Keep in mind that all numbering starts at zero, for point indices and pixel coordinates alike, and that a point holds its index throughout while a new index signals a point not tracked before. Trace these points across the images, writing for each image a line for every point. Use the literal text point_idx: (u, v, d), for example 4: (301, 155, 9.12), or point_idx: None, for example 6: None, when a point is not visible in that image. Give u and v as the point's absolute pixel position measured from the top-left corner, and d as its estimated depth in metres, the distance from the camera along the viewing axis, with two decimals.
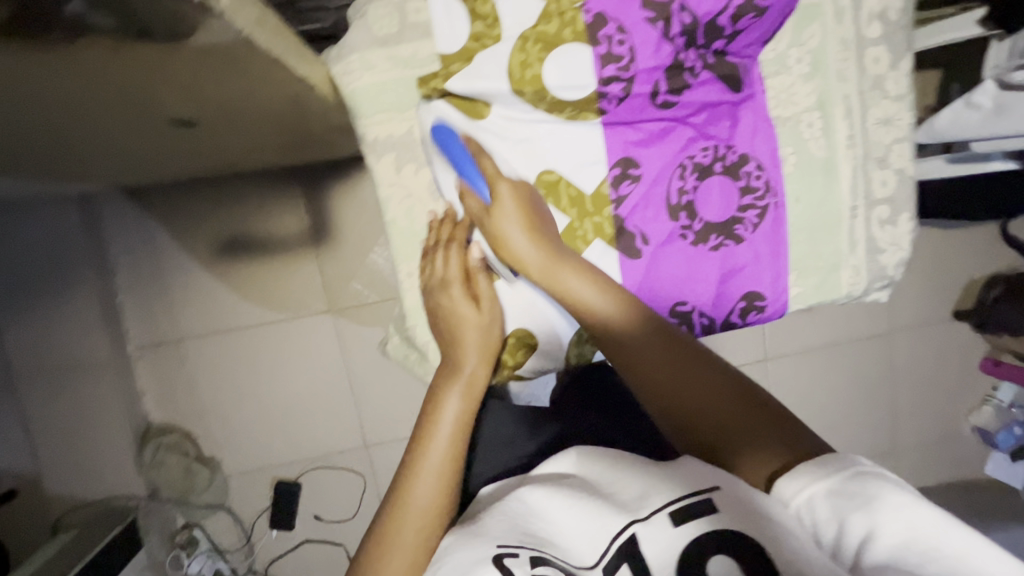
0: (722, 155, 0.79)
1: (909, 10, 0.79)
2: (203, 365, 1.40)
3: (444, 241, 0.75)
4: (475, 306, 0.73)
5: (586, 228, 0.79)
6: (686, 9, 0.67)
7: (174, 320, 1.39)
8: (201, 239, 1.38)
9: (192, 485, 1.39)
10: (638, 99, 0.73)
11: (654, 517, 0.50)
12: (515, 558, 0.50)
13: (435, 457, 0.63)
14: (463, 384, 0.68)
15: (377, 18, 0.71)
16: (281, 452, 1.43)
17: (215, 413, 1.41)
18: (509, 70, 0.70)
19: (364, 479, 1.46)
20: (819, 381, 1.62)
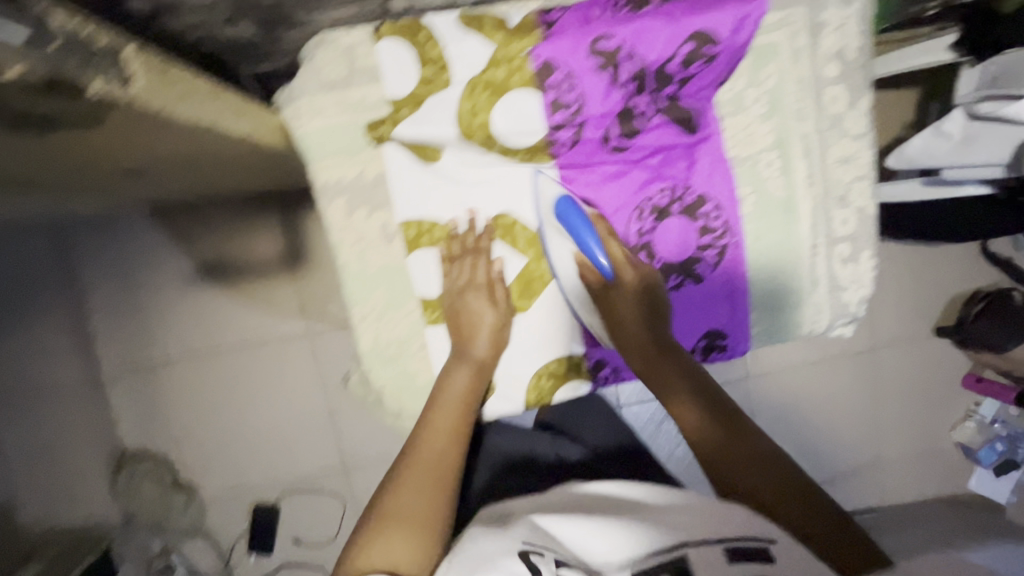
0: (680, 196, 0.78)
1: (866, 48, 0.79)
2: (177, 390, 1.37)
3: (473, 249, 0.76)
4: (493, 306, 0.76)
5: (543, 269, 0.79)
6: (634, 57, 0.66)
7: (150, 345, 1.36)
8: (178, 263, 1.35)
9: (168, 511, 1.37)
10: (590, 144, 0.73)
11: (702, 545, 0.48)
12: (541, 556, 0.49)
13: (446, 419, 0.66)
14: (473, 366, 0.73)
15: (325, 63, 0.70)
16: (257, 476, 1.40)
17: (190, 438, 1.38)
18: (459, 117, 0.70)
19: (344, 502, 1.42)
20: (805, 399, 1.60)
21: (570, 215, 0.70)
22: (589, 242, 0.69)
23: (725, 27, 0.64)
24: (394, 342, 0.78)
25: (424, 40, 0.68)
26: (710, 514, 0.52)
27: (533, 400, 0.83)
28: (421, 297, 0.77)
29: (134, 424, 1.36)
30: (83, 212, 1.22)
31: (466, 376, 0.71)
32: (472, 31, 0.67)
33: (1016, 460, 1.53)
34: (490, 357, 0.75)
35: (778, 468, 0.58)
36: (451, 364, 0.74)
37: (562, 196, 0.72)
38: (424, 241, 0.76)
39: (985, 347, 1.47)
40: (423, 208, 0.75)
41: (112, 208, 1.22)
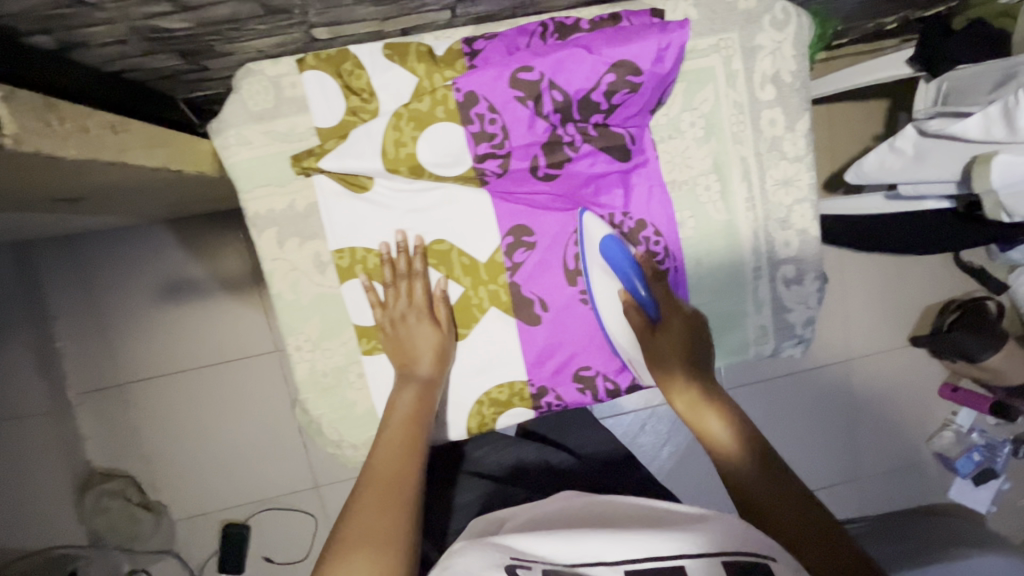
0: (619, 223, 0.78)
1: (802, 71, 0.79)
2: (145, 411, 1.35)
3: (404, 274, 0.74)
4: (437, 327, 0.74)
5: (481, 297, 0.78)
6: (555, 88, 0.66)
7: (118, 365, 1.34)
8: (145, 283, 1.33)
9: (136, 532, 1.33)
10: (519, 173, 0.73)
11: (702, 559, 0.45)
12: (527, 571, 0.45)
13: (394, 433, 0.62)
14: (419, 383, 0.70)
15: (251, 93, 0.69)
16: (226, 495, 1.39)
17: (160, 459, 1.36)
18: (383, 148, 0.69)
19: (316, 519, 1.41)
20: (782, 411, 1.58)
21: (618, 256, 0.74)
22: (634, 283, 0.74)
23: (647, 58, 0.65)
24: (330, 371, 0.77)
25: (349, 70, 0.68)
26: (707, 523, 0.49)
27: (475, 427, 0.82)
28: (356, 325, 0.76)
29: (104, 444, 1.34)
30: (45, 233, 1.20)
31: (411, 393, 0.69)
32: (396, 62, 0.68)
33: (993, 469, 1.57)
34: (434, 373, 0.72)
35: (778, 469, 0.55)
36: (399, 385, 0.70)
37: (608, 237, 0.74)
38: (357, 269, 0.75)
39: (959, 356, 1.49)
40: (355, 236, 0.74)
41: (74, 228, 1.21)
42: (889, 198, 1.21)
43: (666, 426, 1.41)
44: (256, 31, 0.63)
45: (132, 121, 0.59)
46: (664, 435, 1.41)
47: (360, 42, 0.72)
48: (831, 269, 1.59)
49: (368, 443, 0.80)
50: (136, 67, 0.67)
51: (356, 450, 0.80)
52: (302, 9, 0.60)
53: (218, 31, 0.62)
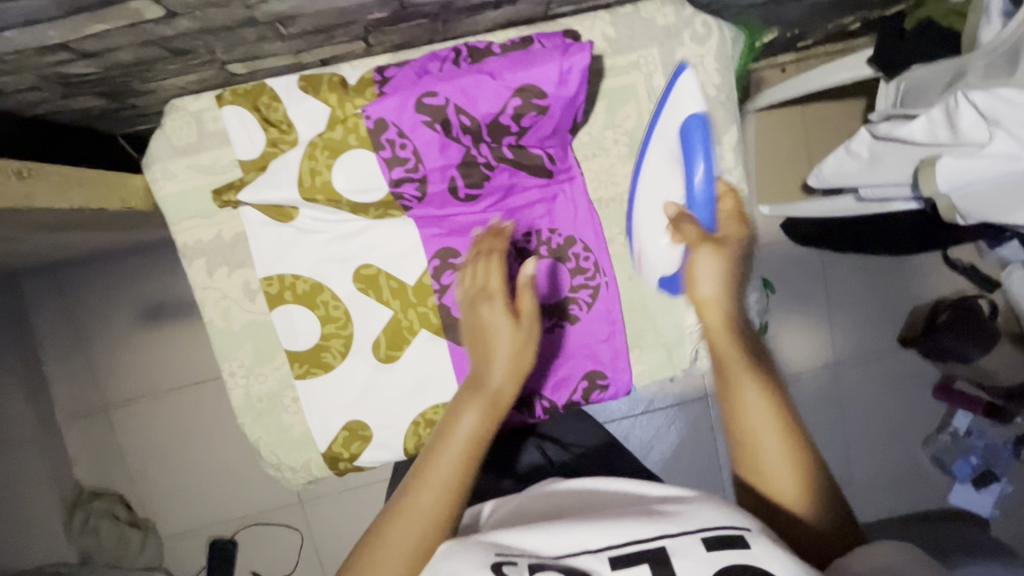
0: (547, 239, 0.78)
1: (726, 84, 0.78)
2: (131, 430, 1.38)
3: (484, 252, 0.70)
4: (516, 325, 0.60)
5: (411, 319, 0.78)
6: (462, 112, 0.66)
7: (104, 386, 1.37)
8: (127, 305, 1.36)
9: (125, 549, 1.36)
10: (437, 196, 0.73)
11: (682, 537, 0.40)
12: (514, 567, 0.40)
13: (443, 476, 0.48)
14: (486, 400, 0.53)
15: (175, 129, 0.72)
16: (213, 511, 1.41)
17: (147, 476, 1.39)
18: (299, 178, 0.70)
19: (302, 534, 1.43)
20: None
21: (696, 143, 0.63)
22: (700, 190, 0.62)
23: (549, 81, 0.64)
24: (265, 396, 0.79)
25: (266, 103, 0.70)
26: (689, 505, 0.44)
27: (412, 447, 0.81)
28: (288, 350, 0.78)
29: (93, 463, 1.37)
30: (26, 263, 1.24)
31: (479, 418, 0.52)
32: (310, 94, 0.69)
33: (993, 471, 1.48)
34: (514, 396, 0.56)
35: (816, 478, 0.48)
36: (458, 397, 0.54)
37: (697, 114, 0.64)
38: (286, 295, 0.76)
39: (950, 356, 1.44)
40: (282, 263, 0.75)
41: (53, 256, 1.24)
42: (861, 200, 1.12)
43: (647, 433, 1.40)
44: (169, 70, 0.66)
45: (44, 164, 0.62)
46: (647, 441, 1.40)
47: (279, 74, 0.73)
48: (812, 271, 1.56)
49: (307, 465, 0.81)
50: (62, 108, 0.70)
51: (295, 473, 0.81)
52: (207, 48, 0.62)
53: (130, 72, 0.64)
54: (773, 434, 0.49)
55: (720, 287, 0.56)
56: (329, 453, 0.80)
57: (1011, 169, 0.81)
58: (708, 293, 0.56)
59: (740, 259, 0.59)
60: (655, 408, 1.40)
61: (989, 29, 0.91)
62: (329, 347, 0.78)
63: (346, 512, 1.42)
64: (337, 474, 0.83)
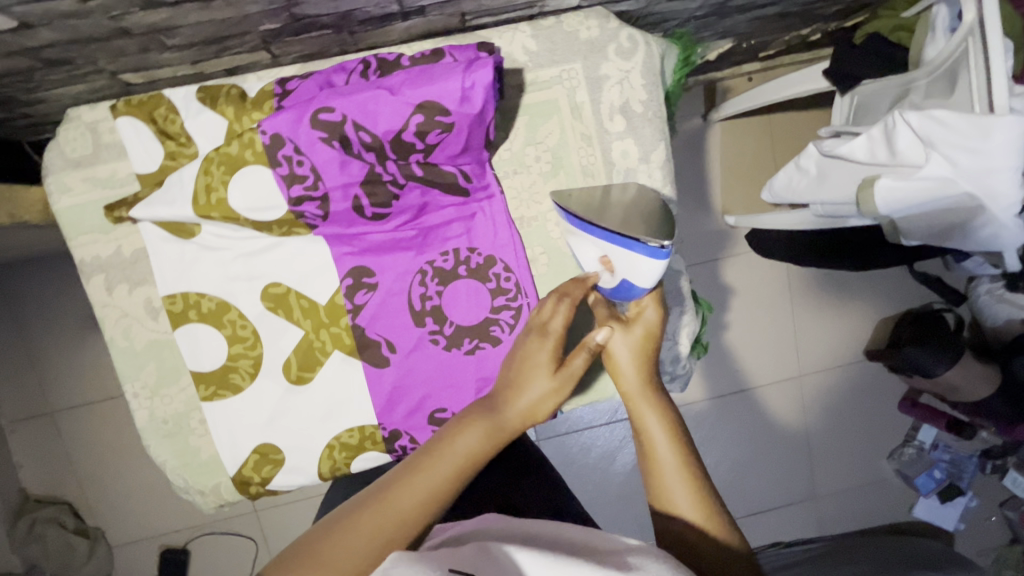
0: (465, 258, 0.75)
1: (653, 99, 0.76)
2: (77, 437, 1.34)
3: (558, 292, 0.63)
4: (553, 378, 0.58)
5: (323, 339, 0.76)
6: (361, 129, 0.62)
7: (49, 392, 1.33)
8: (68, 309, 1.32)
9: (70, 562, 1.31)
10: (342, 215, 0.69)
11: None
12: None
13: (430, 481, 0.49)
14: (492, 426, 0.54)
15: (69, 140, 0.68)
16: (167, 520, 1.38)
17: (95, 483, 1.35)
18: (193, 196, 0.66)
19: (257, 544, 1.40)
20: (725, 428, 1.51)
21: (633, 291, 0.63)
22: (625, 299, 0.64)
23: (451, 97, 0.61)
24: (171, 418, 0.76)
25: (162, 115, 0.67)
26: (642, 555, 0.43)
27: (327, 471, 0.78)
28: (192, 371, 0.74)
29: (39, 472, 1.33)
30: None
31: (478, 439, 0.53)
32: (207, 106, 0.66)
33: (959, 485, 1.47)
34: (520, 429, 0.56)
35: (719, 514, 0.49)
36: (469, 412, 0.56)
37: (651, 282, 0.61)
38: (191, 314, 0.73)
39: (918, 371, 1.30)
40: (186, 281, 0.72)
41: None
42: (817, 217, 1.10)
43: (609, 445, 1.36)
44: (54, 80, 0.63)
45: None
46: (612, 450, 1.36)
47: (180, 84, 0.70)
48: (779, 282, 1.52)
49: (216, 489, 0.78)
50: None
51: (204, 497, 0.78)
52: (87, 58, 0.59)
53: (10, 81, 0.61)
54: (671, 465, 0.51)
55: (636, 360, 0.58)
56: (238, 477, 0.77)
57: (949, 192, 0.79)
58: (620, 363, 0.58)
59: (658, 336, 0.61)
60: (618, 420, 1.36)
61: (934, 44, 0.89)
62: (237, 368, 0.75)
63: (300, 522, 1.40)
64: (249, 498, 0.79)
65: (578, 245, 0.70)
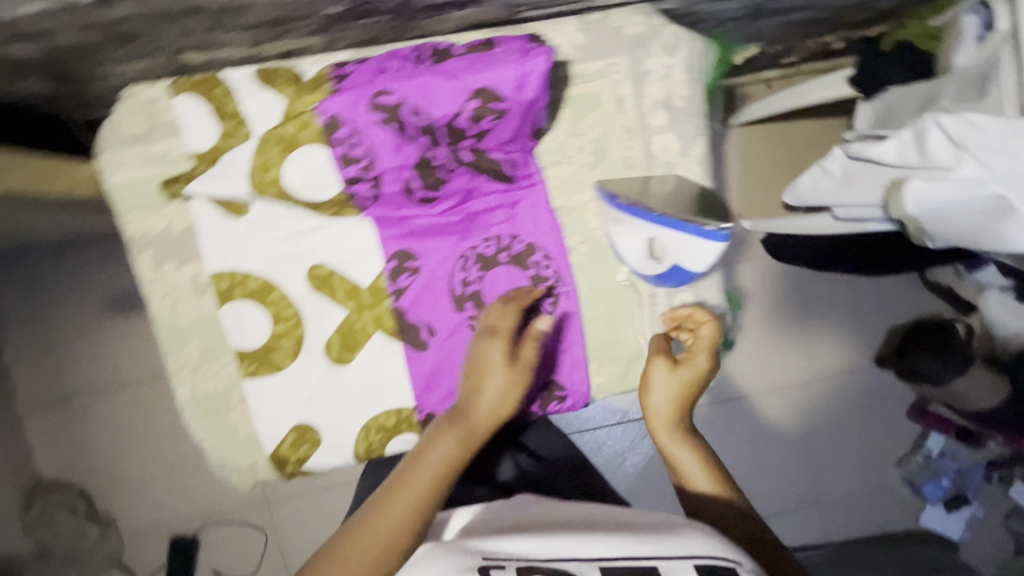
0: (507, 245, 0.77)
1: (694, 96, 0.78)
2: (76, 416, 1.05)
3: (506, 298, 0.74)
4: (508, 373, 0.63)
5: (364, 321, 0.77)
6: (418, 113, 0.65)
7: (49, 368, 1.05)
8: (78, 278, 1.06)
9: (76, 550, 1.03)
10: (392, 197, 0.72)
11: (672, 558, 0.43)
12: (500, 570, 0.43)
13: (415, 490, 0.50)
14: (462, 430, 0.57)
15: (126, 117, 0.70)
16: (174, 509, 1.08)
17: (93, 473, 1.06)
18: (249, 172, 0.69)
19: (265, 535, 1.09)
20: (736, 437, 1.33)
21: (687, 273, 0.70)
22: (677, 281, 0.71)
23: (507, 84, 0.63)
24: (211, 394, 0.77)
25: (220, 95, 0.68)
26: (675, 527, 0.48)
27: (362, 452, 0.79)
28: (236, 348, 0.76)
29: (32, 457, 1.04)
30: None
31: (451, 446, 0.55)
32: (268, 86, 0.68)
33: (969, 497, 1.23)
34: (488, 428, 0.59)
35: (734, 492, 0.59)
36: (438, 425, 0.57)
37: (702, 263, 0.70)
38: (236, 292, 0.74)
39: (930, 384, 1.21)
40: (233, 259, 0.73)
41: None
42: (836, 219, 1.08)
43: (622, 445, 1.36)
44: (119, 57, 0.64)
45: None
46: (622, 453, 1.36)
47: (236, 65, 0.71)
48: None
49: (253, 467, 0.79)
50: None
51: (241, 474, 0.79)
52: (156, 36, 0.61)
53: (77, 57, 0.62)
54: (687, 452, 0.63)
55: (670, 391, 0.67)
56: (276, 456, 0.78)
57: (976, 193, 0.79)
58: (656, 393, 0.68)
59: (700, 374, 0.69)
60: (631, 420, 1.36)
61: (965, 52, 0.89)
62: (279, 347, 0.76)
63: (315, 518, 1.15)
64: (283, 478, 0.80)
65: (617, 235, 0.72)
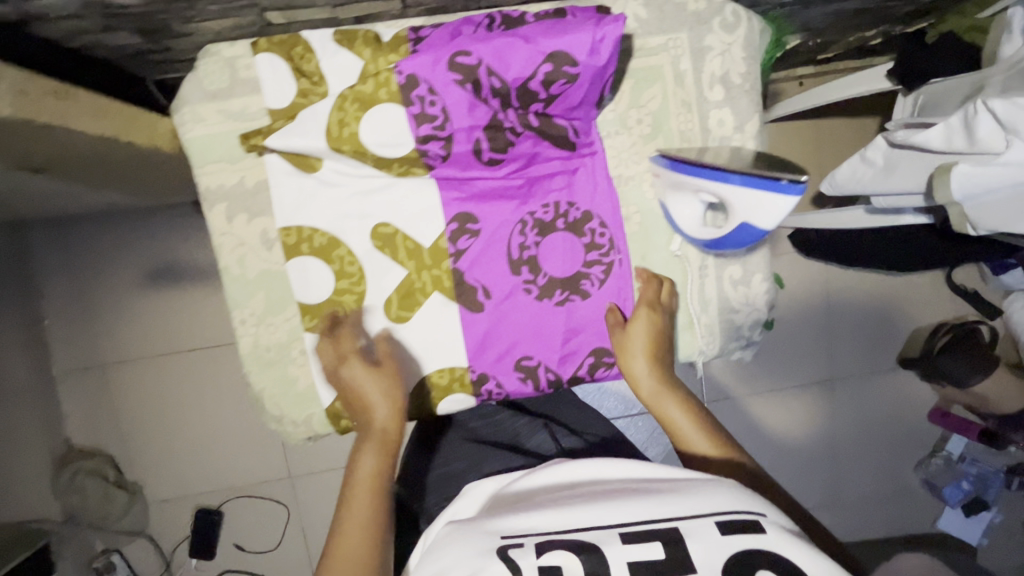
0: (564, 212, 0.79)
1: (751, 74, 0.80)
2: (165, 385, 1.37)
3: (330, 333, 0.76)
4: (379, 375, 0.72)
5: (424, 281, 0.79)
6: (493, 74, 0.67)
7: (122, 342, 1.36)
8: (131, 261, 1.35)
9: (109, 511, 1.33)
10: (461, 157, 0.74)
11: (696, 520, 0.48)
12: (520, 548, 0.47)
13: (361, 508, 0.61)
14: (376, 441, 0.67)
15: (207, 73, 0.72)
16: (244, 474, 1.39)
17: (183, 431, 1.38)
18: (328, 129, 0.72)
19: (288, 510, 1.41)
20: (744, 428, 1.50)
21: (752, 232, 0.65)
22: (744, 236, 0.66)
23: (582, 48, 0.65)
24: (273, 346, 0.79)
25: (299, 54, 0.70)
26: (698, 486, 0.52)
27: (415, 409, 0.82)
28: (300, 302, 0.78)
29: (85, 423, 1.35)
30: (38, 204, 1.12)
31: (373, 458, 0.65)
32: (344, 47, 0.70)
33: (984, 499, 1.44)
34: (395, 422, 0.70)
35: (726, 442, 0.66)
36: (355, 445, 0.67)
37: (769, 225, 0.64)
38: (303, 247, 0.77)
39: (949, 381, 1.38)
40: (303, 215, 0.76)
41: (64, 210, 1.23)
42: (871, 212, 1.13)
43: (642, 433, 1.38)
44: (209, 12, 0.67)
45: (80, 89, 0.63)
46: (641, 443, 1.38)
47: (314, 27, 0.74)
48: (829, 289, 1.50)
49: (308, 420, 0.81)
50: (98, 43, 0.69)
51: (297, 427, 0.81)
52: None
53: (171, 9, 0.65)
54: (688, 421, 0.68)
55: (648, 363, 0.74)
56: (332, 409, 0.80)
57: None
58: (639, 378, 0.73)
59: (656, 328, 0.77)
60: (637, 414, 1.38)
61: (1011, 43, 0.91)
62: (341, 303, 0.78)
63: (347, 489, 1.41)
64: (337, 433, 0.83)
65: (684, 202, 0.73)
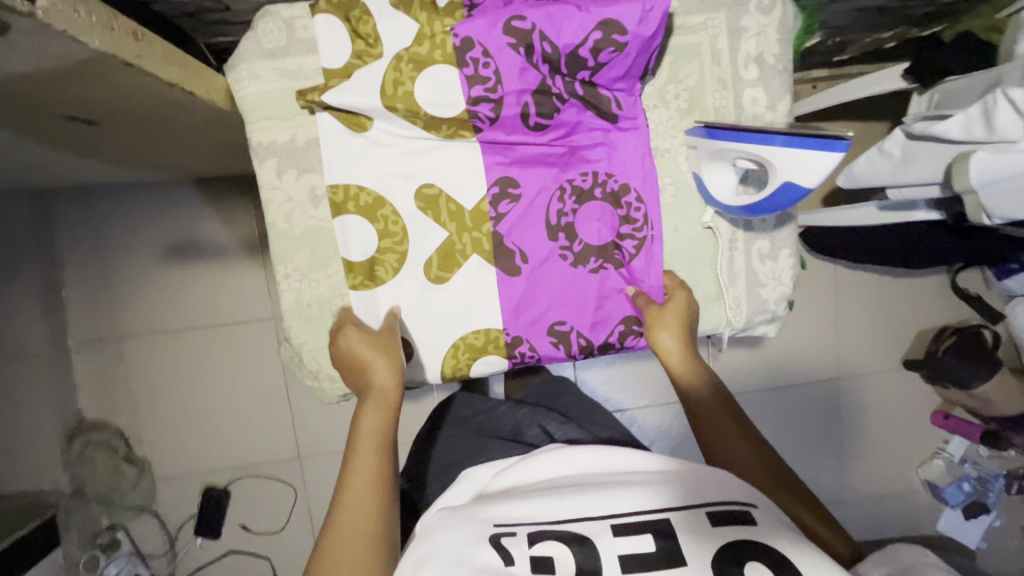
0: (602, 182, 0.82)
1: (784, 55, 0.83)
2: (177, 361, 1.35)
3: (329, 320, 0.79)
4: (378, 344, 0.76)
5: (465, 243, 0.81)
6: (546, 39, 0.70)
7: (134, 318, 1.33)
8: (147, 237, 1.32)
9: (118, 484, 1.33)
10: (509, 120, 0.77)
11: (688, 513, 0.57)
12: (512, 536, 0.56)
13: (366, 466, 0.66)
14: (375, 399, 0.72)
15: (266, 32, 0.74)
16: (253, 453, 1.37)
17: (194, 409, 1.35)
18: (382, 87, 0.74)
19: (296, 492, 1.39)
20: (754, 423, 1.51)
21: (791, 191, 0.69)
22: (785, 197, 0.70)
23: (632, 17, 0.69)
24: (315, 302, 0.81)
25: (357, 16, 0.73)
26: (688, 480, 0.61)
27: (449, 370, 0.84)
28: (344, 258, 0.80)
29: (97, 396, 1.33)
30: (66, 173, 1.11)
31: (376, 419, 0.70)
32: (401, 11, 0.73)
33: (984, 502, 1.47)
34: (393, 387, 0.73)
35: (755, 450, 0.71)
36: (358, 407, 0.71)
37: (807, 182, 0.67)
38: (350, 205, 0.79)
39: (952, 382, 1.41)
40: (352, 174, 0.79)
41: (85, 179, 1.21)
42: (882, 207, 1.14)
43: (651, 424, 1.38)
44: None
45: (153, 35, 0.65)
46: (648, 437, 1.38)
47: None
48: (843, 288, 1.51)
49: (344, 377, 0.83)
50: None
51: (333, 382, 0.83)
52: None
53: None
54: (717, 411, 0.74)
55: (678, 343, 0.80)
56: None
57: None
58: (670, 353, 0.80)
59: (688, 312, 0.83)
60: (646, 406, 1.38)
61: None
62: (383, 261, 0.81)
63: None
64: None
65: (719, 170, 0.76)
